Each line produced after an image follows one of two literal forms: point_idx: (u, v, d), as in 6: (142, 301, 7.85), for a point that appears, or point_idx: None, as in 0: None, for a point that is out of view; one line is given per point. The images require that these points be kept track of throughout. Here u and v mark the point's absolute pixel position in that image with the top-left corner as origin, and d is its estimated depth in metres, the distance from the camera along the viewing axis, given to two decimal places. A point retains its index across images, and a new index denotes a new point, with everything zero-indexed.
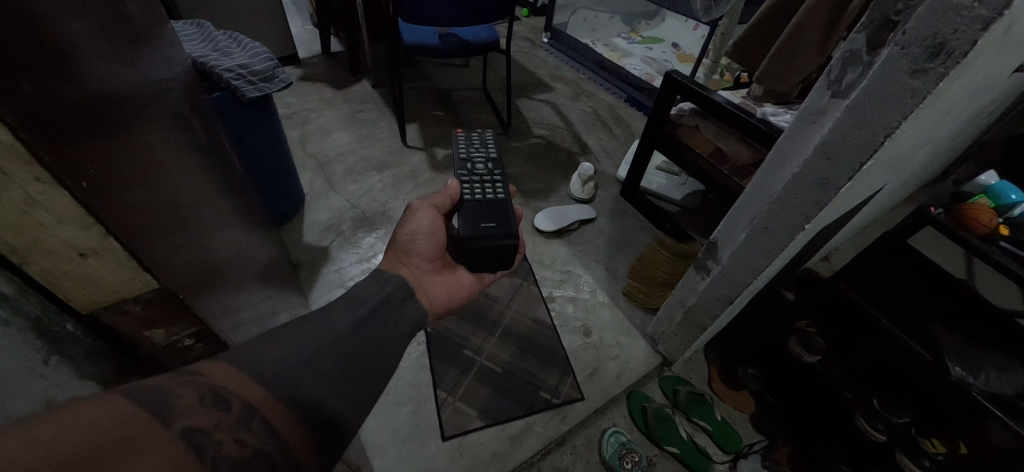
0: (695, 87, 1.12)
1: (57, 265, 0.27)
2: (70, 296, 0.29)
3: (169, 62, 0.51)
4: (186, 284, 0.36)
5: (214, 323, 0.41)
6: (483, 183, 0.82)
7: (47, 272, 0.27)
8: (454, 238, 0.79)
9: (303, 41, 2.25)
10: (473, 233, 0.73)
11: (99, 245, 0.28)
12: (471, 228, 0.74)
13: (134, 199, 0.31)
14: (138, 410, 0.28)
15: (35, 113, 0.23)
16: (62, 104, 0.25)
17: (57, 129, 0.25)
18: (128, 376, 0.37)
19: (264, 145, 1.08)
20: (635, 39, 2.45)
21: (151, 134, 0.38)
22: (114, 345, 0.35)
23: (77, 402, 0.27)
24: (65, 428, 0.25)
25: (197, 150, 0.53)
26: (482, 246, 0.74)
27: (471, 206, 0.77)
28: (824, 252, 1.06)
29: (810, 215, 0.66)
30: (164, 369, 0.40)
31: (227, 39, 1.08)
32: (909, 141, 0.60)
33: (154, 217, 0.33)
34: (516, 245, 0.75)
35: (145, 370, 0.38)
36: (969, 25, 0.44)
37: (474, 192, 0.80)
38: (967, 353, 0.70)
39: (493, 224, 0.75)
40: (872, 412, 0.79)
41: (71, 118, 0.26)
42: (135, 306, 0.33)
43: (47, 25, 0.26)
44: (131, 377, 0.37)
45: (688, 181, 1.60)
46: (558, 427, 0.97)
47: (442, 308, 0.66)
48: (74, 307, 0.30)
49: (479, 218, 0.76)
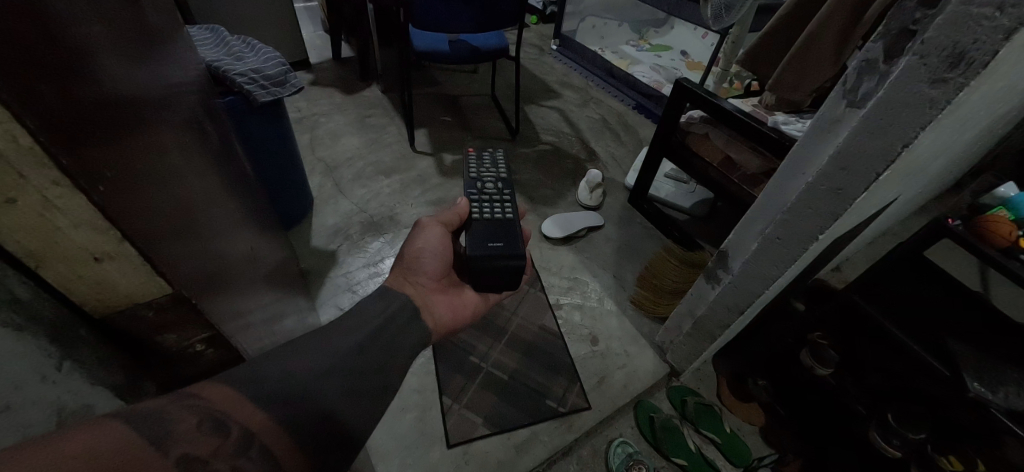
0: (706, 96, 1.12)
1: (73, 268, 0.28)
2: (80, 298, 0.30)
3: (185, 65, 0.52)
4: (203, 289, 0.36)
5: (226, 330, 0.40)
6: (492, 203, 0.81)
7: (62, 275, 0.28)
8: (461, 256, 0.80)
9: (314, 47, 2.27)
10: (479, 253, 0.73)
11: (114, 250, 0.28)
12: (479, 247, 0.74)
13: (147, 202, 0.31)
14: (134, 435, 0.27)
15: (55, 116, 0.23)
16: (79, 109, 0.25)
17: (76, 133, 0.25)
18: (140, 382, 0.36)
19: (275, 149, 1.09)
20: (643, 47, 2.46)
21: (165, 136, 0.38)
22: (127, 351, 0.35)
23: (72, 427, 0.26)
24: (60, 452, 0.24)
25: (209, 152, 0.53)
26: (488, 268, 0.74)
27: (479, 227, 0.77)
28: (837, 262, 1.04)
29: (824, 226, 0.65)
30: (172, 378, 0.40)
31: (240, 43, 1.10)
32: (927, 149, 0.59)
33: (168, 222, 0.33)
34: (522, 266, 0.74)
35: (155, 377, 0.38)
36: (989, 35, 0.43)
37: (482, 212, 0.80)
38: (984, 368, 0.68)
39: (500, 244, 0.75)
40: (887, 427, 0.77)
41: (89, 121, 0.26)
42: (146, 311, 0.32)
43: (62, 27, 0.26)
44: (143, 384, 0.37)
45: (697, 189, 1.59)
46: (564, 436, 0.95)
47: (446, 326, 0.65)
48: (86, 310, 0.31)
49: (486, 238, 0.75)
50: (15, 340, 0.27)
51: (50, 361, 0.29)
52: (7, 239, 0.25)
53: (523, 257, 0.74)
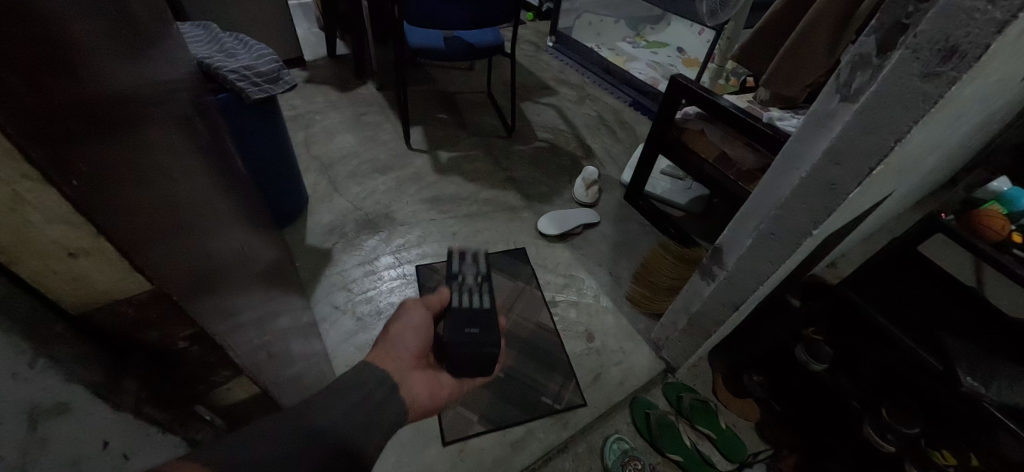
0: (702, 92, 1.11)
1: (45, 261, 0.23)
2: (56, 290, 0.25)
3: (174, 63, 0.51)
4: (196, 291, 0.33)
5: (218, 328, 0.35)
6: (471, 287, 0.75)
7: (31, 266, 0.23)
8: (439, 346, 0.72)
9: (309, 44, 2.26)
10: (453, 339, 0.66)
11: (93, 245, 0.24)
12: (455, 334, 0.67)
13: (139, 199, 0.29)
14: None
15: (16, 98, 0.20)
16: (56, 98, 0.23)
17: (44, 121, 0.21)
18: (123, 382, 0.31)
19: (269, 146, 1.08)
20: (640, 44, 2.46)
21: (150, 136, 0.36)
22: (103, 347, 0.30)
23: None
24: None
25: (199, 152, 0.52)
26: (462, 356, 0.66)
27: (456, 313, 0.70)
28: (832, 258, 1.04)
29: (817, 221, 0.65)
30: (161, 375, 0.34)
31: (232, 40, 1.09)
32: (921, 144, 0.59)
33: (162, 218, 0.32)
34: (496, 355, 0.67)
35: (141, 375, 0.32)
36: (982, 29, 0.43)
37: (461, 295, 0.73)
38: (979, 363, 0.68)
39: (475, 330, 0.68)
40: (881, 422, 0.77)
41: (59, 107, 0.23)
42: (128, 307, 0.28)
43: (31, 1, 0.23)
44: (126, 383, 0.31)
45: (693, 185, 1.59)
46: (559, 433, 0.95)
47: (422, 408, 0.57)
48: (61, 304, 0.26)
49: (462, 323, 0.68)
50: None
51: (21, 357, 0.24)
52: None
53: (497, 345, 0.67)
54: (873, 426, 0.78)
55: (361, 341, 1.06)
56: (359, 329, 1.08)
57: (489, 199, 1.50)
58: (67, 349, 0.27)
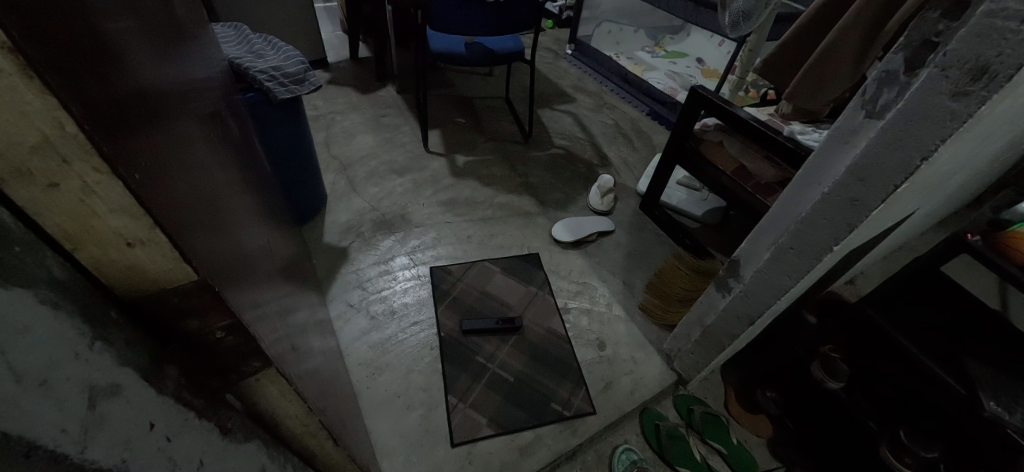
0: (721, 103, 1.12)
1: (104, 251, 0.21)
2: (111, 269, 0.22)
3: (208, 62, 0.53)
4: (237, 289, 0.31)
5: (256, 329, 0.31)
6: None
7: (94, 254, 0.21)
8: None
9: (332, 46, 2.31)
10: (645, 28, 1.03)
11: (150, 235, 0.22)
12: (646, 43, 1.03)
13: (188, 193, 0.28)
14: None
15: (80, 90, 0.18)
16: (111, 87, 0.22)
17: (105, 116, 0.19)
18: (200, 378, 0.28)
19: (292, 146, 1.11)
20: (659, 53, 2.45)
21: (188, 128, 0.36)
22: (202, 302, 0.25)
23: None
24: None
25: (229, 147, 0.53)
26: None
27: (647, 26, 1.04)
28: (850, 276, 1.03)
29: (838, 237, 0.65)
30: (220, 381, 0.30)
31: (261, 41, 1.12)
32: (948, 162, 0.58)
33: (206, 212, 0.31)
34: None
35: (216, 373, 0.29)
36: (1014, 49, 0.42)
37: None
38: (1003, 390, 0.66)
39: None
40: (898, 445, 0.76)
41: (114, 97, 0.22)
42: (173, 297, 0.25)
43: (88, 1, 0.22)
44: (208, 382, 0.29)
45: (709, 197, 1.59)
46: (568, 440, 0.95)
47: None
48: (112, 286, 0.23)
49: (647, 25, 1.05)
50: (30, 300, 0.18)
51: (63, 315, 0.19)
52: (33, 214, 0.19)
53: None
54: (889, 448, 0.77)
55: (374, 340, 1.07)
56: (372, 327, 1.10)
57: (505, 204, 1.51)
58: (119, 334, 0.23)
